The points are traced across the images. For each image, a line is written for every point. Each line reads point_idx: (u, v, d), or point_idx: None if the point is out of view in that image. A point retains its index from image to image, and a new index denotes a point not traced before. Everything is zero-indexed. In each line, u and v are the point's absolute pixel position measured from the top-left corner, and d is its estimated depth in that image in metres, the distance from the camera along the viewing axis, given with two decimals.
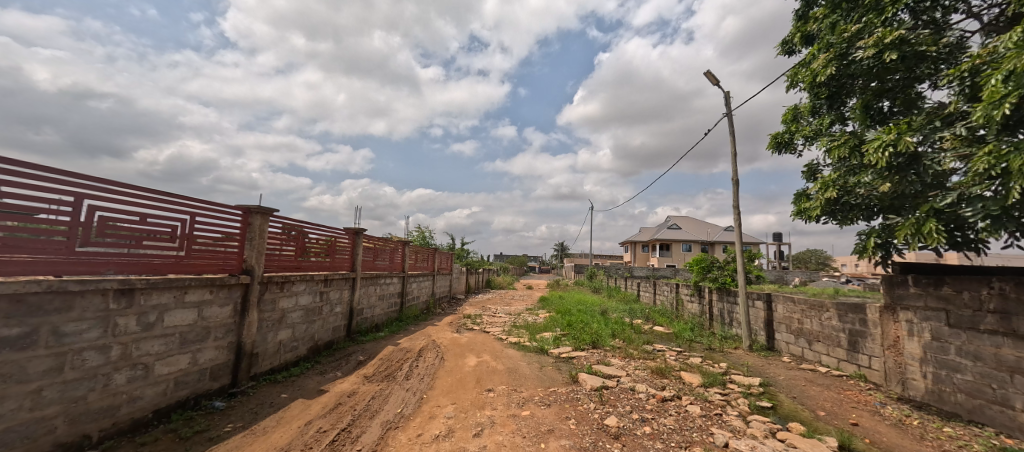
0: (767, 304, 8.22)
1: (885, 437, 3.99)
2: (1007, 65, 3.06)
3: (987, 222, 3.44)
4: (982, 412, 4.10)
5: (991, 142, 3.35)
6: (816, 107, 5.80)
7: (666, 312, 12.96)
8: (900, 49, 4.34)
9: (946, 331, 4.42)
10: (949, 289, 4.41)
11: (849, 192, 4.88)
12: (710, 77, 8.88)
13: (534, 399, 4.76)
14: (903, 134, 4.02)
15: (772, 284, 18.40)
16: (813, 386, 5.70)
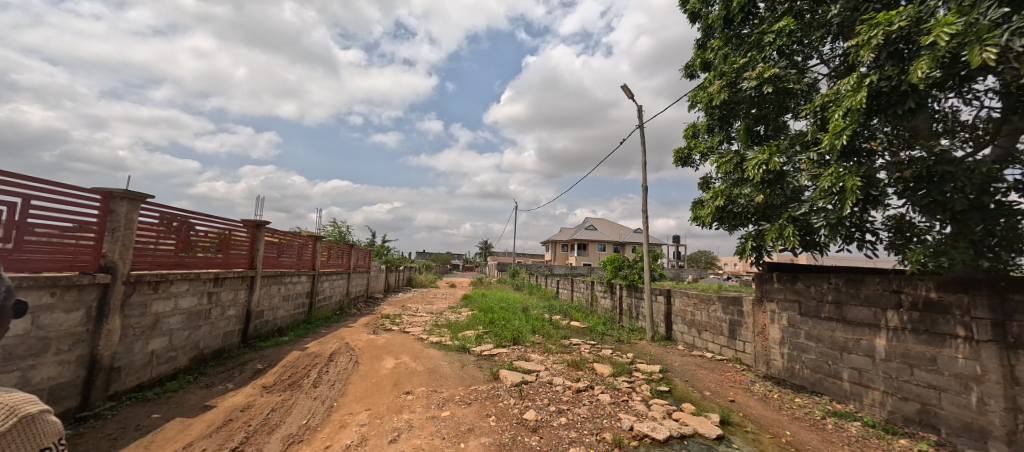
0: (667, 299, 9.19)
1: (753, 410, 4.71)
2: (846, 103, 3.75)
3: (828, 230, 4.17)
4: (820, 383, 5.04)
5: (834, 164, 4.05)
6: (711, 126, 6.59)
7: (582, 308, 13.77)
8: (773, 83, 5.13)
9: (799, 319, 5.35)
10: (801, 284, 5.34)
11: (733, 202, 5.63)
12: (625, 90, 9.65)
13: (454, 399, 4.68)
14: (773, 155, 4.77)
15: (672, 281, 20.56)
16: (701, 370, 6.52)
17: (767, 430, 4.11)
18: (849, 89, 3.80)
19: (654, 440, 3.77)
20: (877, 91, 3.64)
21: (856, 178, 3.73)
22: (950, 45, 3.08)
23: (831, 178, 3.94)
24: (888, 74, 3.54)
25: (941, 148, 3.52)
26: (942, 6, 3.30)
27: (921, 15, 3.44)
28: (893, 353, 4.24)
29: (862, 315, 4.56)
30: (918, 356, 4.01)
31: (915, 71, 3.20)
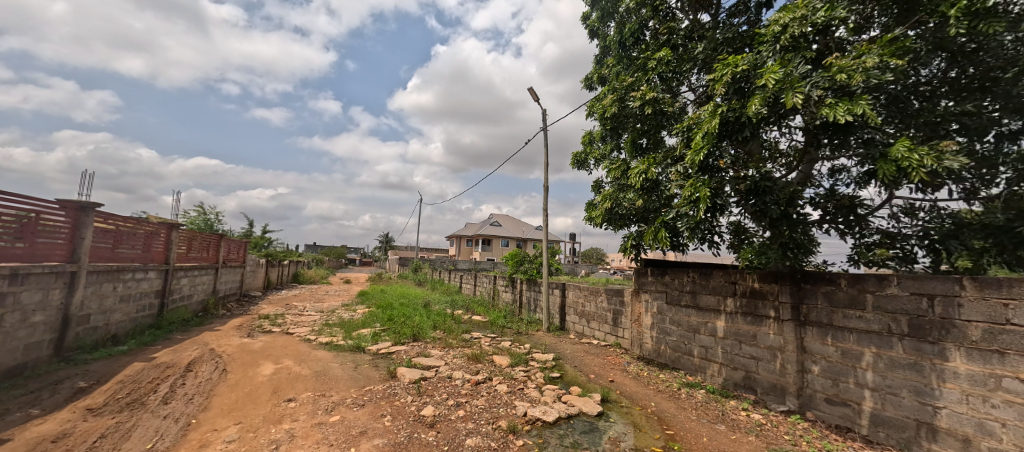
0: (562, 292, 9.93)
1: (628, 387, 5.39)
2: (704, 127, 4.49)
3: (688, 232, 4.94)
4: (679, 360, 5.99)
5: (694, 177, 4.79)
6: (604, 135, 7.26)
7: (484, 302, 14.04)
8: (653, 103, 5.85)
9: (666, 306, 6.27)
10: (668, 277, 6.26)
11: (619, 204, 6.29)
12: (531, 93, 10.09)
13: (345, 402, 4.39)
14: (650, 166, 5.48)
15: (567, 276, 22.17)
16: (588, 355, 7.22)
17: (637, 404, 4.74)
18: (707, 115, 4.54)
19: (545, 422, 4.06)
20: (725, 119, 4.41)
21: (708, 189, 4.48)
22: (773, 89, 3.89)
23: (691, 188, 4.67)
24: (734, 106, 4.32)
25: (765, 170, 4.43)
26: (770, 57, 4.14)
27: (757, 62, 4.27)
28: (730, 332, 5.24)
29: (710, 302, 5.55)
30: (745, 333, 5.03)
31: (751, 106, 3.96)
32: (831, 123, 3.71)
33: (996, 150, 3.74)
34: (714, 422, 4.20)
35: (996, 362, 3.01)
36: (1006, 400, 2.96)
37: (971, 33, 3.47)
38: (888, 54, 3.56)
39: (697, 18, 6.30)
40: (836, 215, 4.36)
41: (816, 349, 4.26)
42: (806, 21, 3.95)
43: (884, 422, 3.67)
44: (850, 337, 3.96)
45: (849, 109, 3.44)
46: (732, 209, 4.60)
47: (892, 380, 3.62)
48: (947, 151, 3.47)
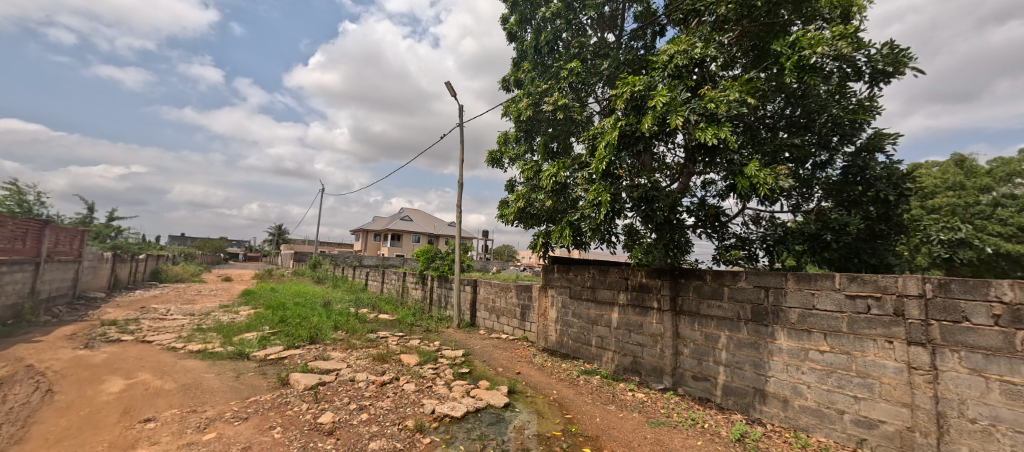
0: (473, 288, 10.04)
1: (533, 378, 5.70)
2: (607, 137, 4.94)
3: (590, 233, 5.39)
4: (579, 349, 6.54)
5: (597, 182, 5.24)
6: (518, 136, 7.50)
7: (392, 300, 13.48)
8: (564, 111, 6.23)
9: (569, 300, 6.80)
10: (572, 273, 6.77)
11: (530, 204, 6.56)
12: (449, 87, 9.96)
13: (223, 417, 3.85)
14: (559, 169, 5.83)
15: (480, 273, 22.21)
16: (497, 349, 7.43)
17: (541, 393, 5.05)
18: (609, 127, 5.00)
19: (453, 418, 4.09)
20: (624, 132, 4.92)
21: (608, 194, 4.95)
22: (661, 110, 4.46)
23: (595, 193, 5.10)
24: (631, 121, 4.83)
25: (654, 180, 5.05)
26: (661, 82, 4.73)
27: (650, 84, 4.84)
28: (621, 322, 5.87)
29: (606, 296, 6.15)
30: (634, 323, 5.69)
31: (644, 123, 4.48)
32: (704, 143, 4.39)
33: (812, 175, 4.82)
34: (606, 403, 4.68)
35: (806, 338, 3.89)
36: (811, 366, 3.83)
37: (799, 82, 4.40)
38: (744, 91, 4.34)
39: (603, 37, 6.87)
40: (705, 221, 5.16)
41: (687, 334, 5.01)
42: (688, 54, 4.60)
43: (732, 391, 4.48)
44: (712, 323, 4.74)
45: (717, 133, 4.11)
46: (626, 213, 5.14)
47: (739, 356, 4.44)
48: (781, 174, 4.36)
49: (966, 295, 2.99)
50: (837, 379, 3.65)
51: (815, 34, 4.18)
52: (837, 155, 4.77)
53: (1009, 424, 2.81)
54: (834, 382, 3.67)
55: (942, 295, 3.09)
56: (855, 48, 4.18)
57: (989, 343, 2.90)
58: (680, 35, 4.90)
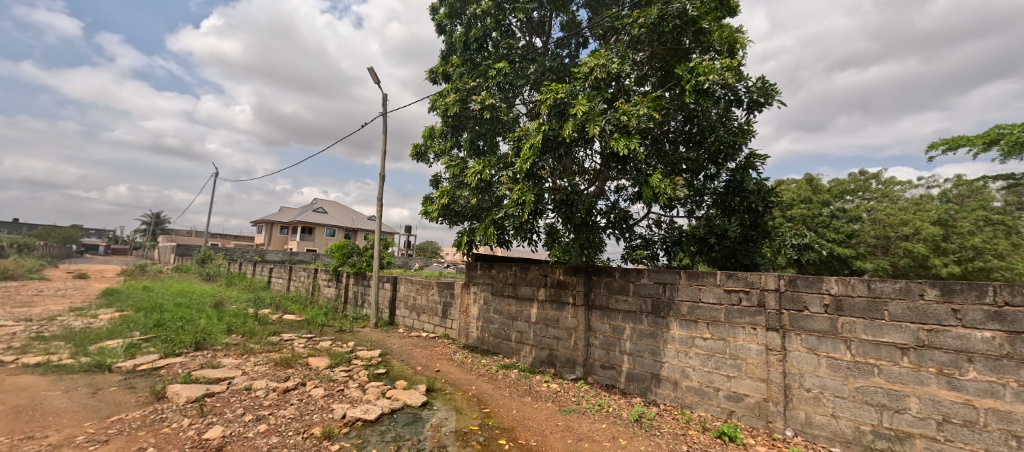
0: (393, 285, 9.67)
1: (453, 375, 5.69)
2: (531, 140, 5.11)
3: (514, 231, 5.52)
4: (499, 345, 6.71)
5: (521, 183, 5.39)
6: (444, 131, 7.37)
7: (300, 298, 12.36)
8: (491, 110, 6.28)
9: (491, 297, 6.93)
10: (495, 270, 6.91)
11: (455, 201, 6.50)
12: (372, 73, 9.44)
13: (73, 442, 3.20)
14: (485, 168, 5.88)
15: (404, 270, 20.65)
16: (416, 348, 7.27)
17: (459, 389, 5.07)
18: (533, 130, 5.17)
19: (366, 421, 3.91)
20: (547, 136, 5.11)
21: (531, 195, 5.12)
22: (581, 118, 4.76)
23: (518, 193, 5.24)
24: (554, 126, 5.05)
25: (573, 183, 5.36)
26: (582, 91, 5.03)
27: (572, 92, 5.11)
28: (540, 317, 6.14)
29: (526, 292, 6.38)
30: (551, 318, 5.99)
31: (566, 129, 4.73)
32: (617, 152, 4.78)
33: (704, 186, 5.54)
34: (522, 395, 4.87)
35: (693, 327, 4.47)
36: (696, 352, 4.42)
37: (696, 104, 5.02)
38: (652, 108, 4.82)
39: (531, 41, 7.08)
40: (616, 223, 5.63)
41: (597, 327, 5.42)
42: (606, 68, 4.96)
43: (634, 377, 4.97)
44: (619, 316, 5.20)
45: (628, 144, 4.50)
46: (547, 214, 5.37)
47: (640, 345, 4.94)
48: (680, 184, 4.94)
49: (807, 289, 3.71)
50: (716, 361, 4.26)
51: (708, 63, 4.80)
52: (722, 169, 5.54)
53: (832, 390, 3.55)
54: (713, 364, 4.27)
55: (791, 289, 3.81)
56: (738, 79, 4.90)
57: (820, 327, 3.63)
58: (599, 50, 5.25)
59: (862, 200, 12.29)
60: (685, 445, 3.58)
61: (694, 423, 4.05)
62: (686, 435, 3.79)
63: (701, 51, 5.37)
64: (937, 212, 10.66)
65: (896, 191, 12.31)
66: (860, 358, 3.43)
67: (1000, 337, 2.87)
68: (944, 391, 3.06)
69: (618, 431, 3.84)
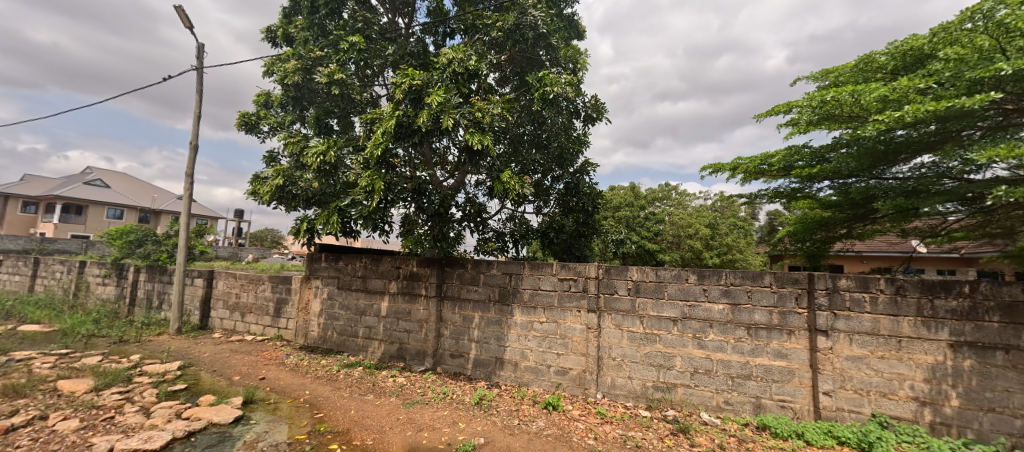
0: (207, 282, 7.91)
1: (281, 381, 5.00)
2: (384, 124, 4.80)
3: (362, 221, 5.08)
4: (344, 343, 6.21)
5: (372, 170, 5.01)
6: (283, 102, 6.32)
7: (53, 302, 9.04)
8: (340, 86, 5.68)
9: (336, 291, 6.35)
10: (341, 262, 6.33)
11: (292, 183, 5.65)
12: (182, 14, 7.49)
13: None
14: (330, 148, 5.26)
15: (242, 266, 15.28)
16: (236, 355, 6.12)
17: (288, 396, 4.49)
18: (387, 114, 4.87)
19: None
20: (401, 122, 4.86)
21: (382, 182, 4.82)
22: (436, 109, 4.72)
23: (367, 180, 4.86)
24: (409, 113, 4.87)
25: (427, 174, 5.26)
26: (439, 81, 4.97)
27: (429, 81, 5.01)
28: (390, 311, 5.90)
29: (377, 285, 6.03)
30: (402, 310, 5.82)
31: (420, 118, 4.62)
32: (472, 147, 4.92)
33: (549, 186, 6.19)
34: (364, 394, 4.61)
35: (532, 313, 4.96)
36: (533, 334, 4.93)
37: (544, 111, 5.55)
38: (504, 109, 5.11)
39: (393, 20, 6.67)
40: (470, 216, 5.77)
41: (448, 317, 5.51)
42: (464, 64, 5.03)
43: (479, 363, 5.24)
44: (469, 305, 5.39)
45: (481, 140, 4.68)
46: (400, 204, 5.14)
47: (487, 332, 5.23)
48: (527, 182, 5.37)
49: (618, 276, 4.52)
50: (549, 341, 4.82)
51: (554, 76, 5.35)
52: (565, 173, 6.25)
53: (630, 357, 4.42)
54: (547, 344, 4.83)
55: (606, 276, 4.57)
56: (577, 94, 5.61)
57: (625, 307, 4.47)
58: (459, 44, 5.30)
59: (666, 206, 15.63)
60: (517, 419, 3.96)
61: (527, 398, 4.51)
62: (519, 410, 4.19)
63: (550, 64, 5.95)
64: (709, 218, 14.26)
65: (686, 201, 16.04)
66: (649, 330, 4.35)
67: (729, 308, 4.03)
68: (696, 350, 4.14)
69: (458, 415, 4.00)
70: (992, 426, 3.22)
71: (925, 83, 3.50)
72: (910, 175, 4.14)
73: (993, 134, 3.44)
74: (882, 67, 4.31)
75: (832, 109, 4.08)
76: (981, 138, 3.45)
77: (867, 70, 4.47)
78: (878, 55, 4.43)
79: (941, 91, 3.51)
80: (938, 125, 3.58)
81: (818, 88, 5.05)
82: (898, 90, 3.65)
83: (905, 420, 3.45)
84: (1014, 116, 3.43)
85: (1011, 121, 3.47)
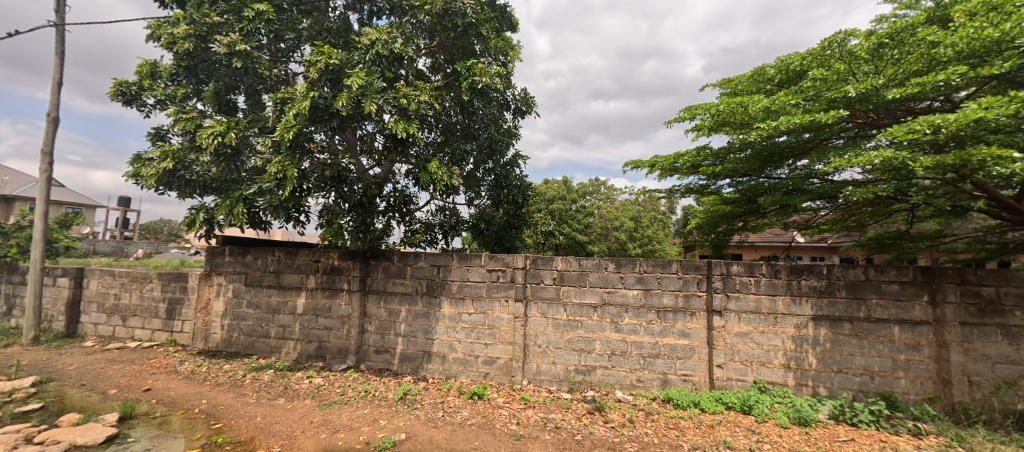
0: (76, 281, 6.67)
1: (171, 392, 4.41)
2: (296, 105, 4.36)
3: (271, 211, 4.59)
4: (253, 345, 5.65)
5: (283, 155, 4.54)
6: (173, 72, 5.45)
7: None
8: (244, 58, 5.05)
9: (243, 289, 5.73)
10: (250, 257, 5.72)
11: (186, 167, 4.94)
12: None
13: None
14: (232, 128, 4.66)
15: (129, 262, 13.07)
16: (114, 365, 5.26)
17: (179, 408, 3.97)
18: (300, 94, 4.43)
19: None
20: (316, 104, 4.45)
21: (295, 169, 4.40)
22: (356, 92, 4.42)
23: (277, 166, 4.41)
24: (325, 95, 4.49)
25: (349, 162, 4.92)
26: (360, 63, 4.65)
27: (349, 61, 4.66)
28: (308, 308, 5.47)
29: (292, 281, 5.54)
30: (321, 307, 5.42)
31: (339, 101, 4.29)
32: (397, 135, 4.70)
33: (480, 177, 6.17)
34: (274, 398, 4.23)
35: (461, 304, 4.93)
36: (462, 326, 4.90)
37: (474, 102, 5.49)
38: (433, 97, 4.96)
39: None
40: (397, 207, 5.52)
41: (372, 312, 5.26)
42: (389, 46, 4.76)
43: (406, 357, 5.09)
44: (395, 299, 5.19)
45: (406, 128, 4.50)
46: (317, 193, 4.74)
47: (414, 326, 5.09)
48: (457, 173, 5.28)
49: (544, 266, 4.65)
50: (477, 332, 4.83)
51: (483, 66, 5.31)
52: (496, 164, 6.26)
53: (554, 343, 4.60)
54: (475, 335, 4.84)
55: (533, 267, 4.69)
56: (506, 86, 5.62)
57: (550, 295, 4.63)
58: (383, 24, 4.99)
59: (595, 200, 16.49)
60: (441, 411, 3.92)
61: (454, 390, 4.49)
62: (444, 402, 4.16)
63: (481, 53, 5.88)
64: (633, 211, 15.31)
65: (614, 196, 17.05)
66: (572, 317, 4.56)
67: (642, 293, 4.36)
68: (613, 333, 4.43)
69: (380, 413, 3.85)
70: (840, 384, 3.90)
71: (797, 98, 4.05)
72: (788, 176, 4.77)
73: (848, 142, 4.11)
74: (771, 79, 4.91)
75: (728, 116, 4.57)
76: (839, 146, 4.11)
77: (760, 81, 5.05)
78: (768, 68, 5.02)
79: (809, 105, 4.05)
80: (810, 134, 4.20)
81: (721, 94, 5.62)
82: (777, 103, 4.15)
83: (778, 384, 4.03)
84: (864, 129, 4.13)
85: (862, 132, 4.17)
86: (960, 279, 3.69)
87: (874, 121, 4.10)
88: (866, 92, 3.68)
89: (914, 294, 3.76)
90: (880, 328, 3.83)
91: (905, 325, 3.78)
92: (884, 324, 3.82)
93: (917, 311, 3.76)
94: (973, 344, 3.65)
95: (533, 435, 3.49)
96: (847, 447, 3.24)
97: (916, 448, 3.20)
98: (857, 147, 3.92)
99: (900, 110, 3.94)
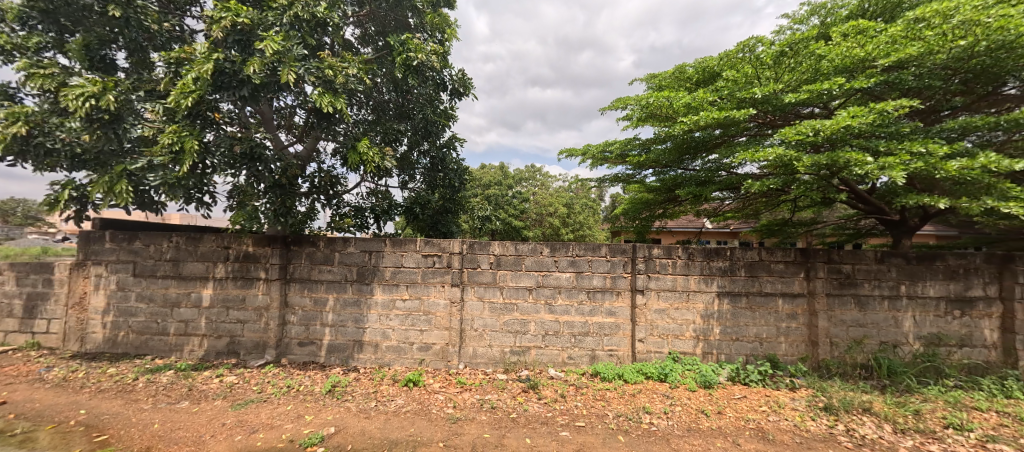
0: None
1: (36, 404, 3.69)
2: (195, 68, 3.76)
3: (165, 189, 3.95)
4: (147, 343, 4.93)
5: (178, 124, 3.91)
6: (23, 14, 4.38)
7: None
8: (123, 6, 4.22)
9: (132, 280, 4.94)
10: (139, 244, 4.92)
11: (45, 133, 4.04)
12: None
13: None
14: (109, 90, 3.90)
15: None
16: None
17: (48, 422, 3.34)
18: (199, 54, 3.82)
19: None
20: (221, 68, 3.89)
21: (195, 142, 3.83)
22: (271, 58, 3.93)
23: (171, 137, 3.79)
24: (232, 58, 3.95)
25: (263, 137, 4.40)
26: (274, 25, 4.14)
27: (261, 22, 4.13)
28: (216, 300, 4.89)
29: (196, 270, 4.89)
30: (232, 298, 4.88)
31: (249, 67, 3.80)
32: (321, 109, 4.31)
33: (414, 160, 5.92)
34: (175, 402, 3.75)
35: (395, 290, 4.76)
36: (396, 313, 4.75)
37: (407, 79, 5.22)
38: (362, 70, 4.62)
39: None
40: (323, 189, 5.09)
41: (294, 301, 4.86)
42: (311, 9, 4.30)
43: (334, 348, 4.81)
44: (321, 287, 4.84)
45: (332, 102, 4.14)
46: (226, 171, 4.18)
47: (343, 315, 4.81)
48: (389, 154, 5.01)
49: (480, 251, 4.66)
50: (411, 319, 4.71)
51: (418, 42, 5.06)
52: (432, 147, 6.04)
53: (490, 327, 4.66)
54: (409, 322, 4.72)
55: (470, 251, 4.67)
56: (442, 65, 5.41)
57: (487, 279, 4.66)
58: None
59: (532, 186, 16.89)
60: (374, 401, 3.80)
61: (387, 378, 4.36)
62: (377, 392, 4.03)
63: (416, 28, 5.59)
64: (566, 198, 15.93)
65: (549, 182, 17.56)
66: (508, 300, 4.64)
67: (574, 275, 4.58)
68: (547, 314, 4.61)
69: (305, 408, 3.62)
70: (737, 350, 4.48)
71: (713, 96, 4.45)
72: (701, 168, 5.17)
73: (751, 139, 4.68)
74: (690, 78, 5.36)
75: (655, 109, 4.89)
76: (743, 142, 4.63)
77: (680, 79, 5.48)
78: (687, 67, 5.46)
79: (722, 104, 4.49)
80: (721, 130, 4.68)
81: (647, 89, 6.00)
82: (696, 100, 4.53)
83: (688, 354, 4.52)
84: (763, 129, 4.73)
85: (760, 131, 4.76)
86: (828, 258, 4.42)
87: (771, 122, 4.70)
88: (768, 95, 4.17)
89: (794, 271, 4.43)
90: (768, 300, 4.46)
91: (787, 297, 4.45)
92: (772, 297, 4.46)
93: (796, 285, 4.44)
94: (834, 312, 4.42)
95: (470, 417, 3.53)
96: (740, 403, 3.76)
97: (791, 399, 3.82)
98: (757, 144, 4.45)
99: (792, 113, 4.54)
